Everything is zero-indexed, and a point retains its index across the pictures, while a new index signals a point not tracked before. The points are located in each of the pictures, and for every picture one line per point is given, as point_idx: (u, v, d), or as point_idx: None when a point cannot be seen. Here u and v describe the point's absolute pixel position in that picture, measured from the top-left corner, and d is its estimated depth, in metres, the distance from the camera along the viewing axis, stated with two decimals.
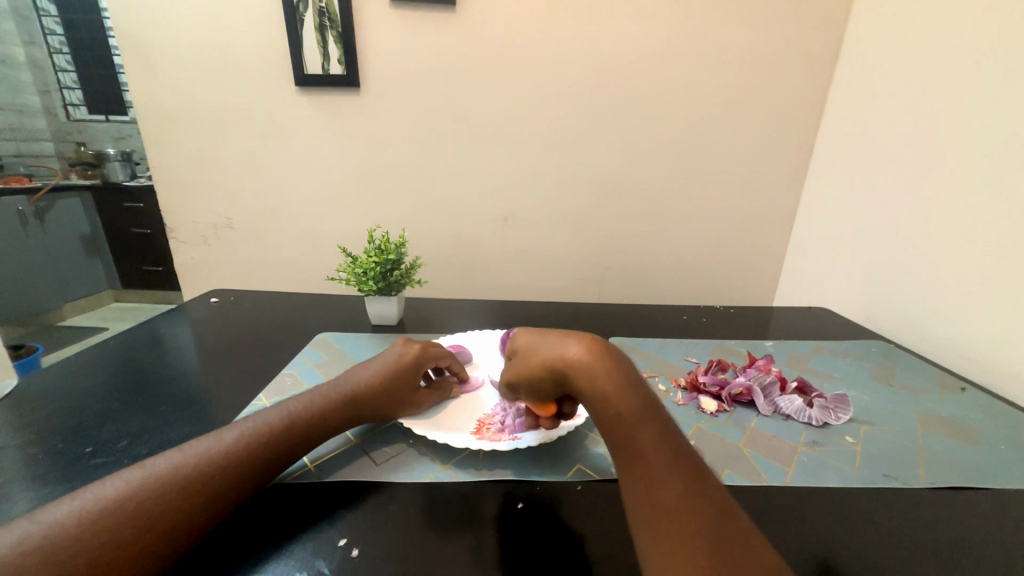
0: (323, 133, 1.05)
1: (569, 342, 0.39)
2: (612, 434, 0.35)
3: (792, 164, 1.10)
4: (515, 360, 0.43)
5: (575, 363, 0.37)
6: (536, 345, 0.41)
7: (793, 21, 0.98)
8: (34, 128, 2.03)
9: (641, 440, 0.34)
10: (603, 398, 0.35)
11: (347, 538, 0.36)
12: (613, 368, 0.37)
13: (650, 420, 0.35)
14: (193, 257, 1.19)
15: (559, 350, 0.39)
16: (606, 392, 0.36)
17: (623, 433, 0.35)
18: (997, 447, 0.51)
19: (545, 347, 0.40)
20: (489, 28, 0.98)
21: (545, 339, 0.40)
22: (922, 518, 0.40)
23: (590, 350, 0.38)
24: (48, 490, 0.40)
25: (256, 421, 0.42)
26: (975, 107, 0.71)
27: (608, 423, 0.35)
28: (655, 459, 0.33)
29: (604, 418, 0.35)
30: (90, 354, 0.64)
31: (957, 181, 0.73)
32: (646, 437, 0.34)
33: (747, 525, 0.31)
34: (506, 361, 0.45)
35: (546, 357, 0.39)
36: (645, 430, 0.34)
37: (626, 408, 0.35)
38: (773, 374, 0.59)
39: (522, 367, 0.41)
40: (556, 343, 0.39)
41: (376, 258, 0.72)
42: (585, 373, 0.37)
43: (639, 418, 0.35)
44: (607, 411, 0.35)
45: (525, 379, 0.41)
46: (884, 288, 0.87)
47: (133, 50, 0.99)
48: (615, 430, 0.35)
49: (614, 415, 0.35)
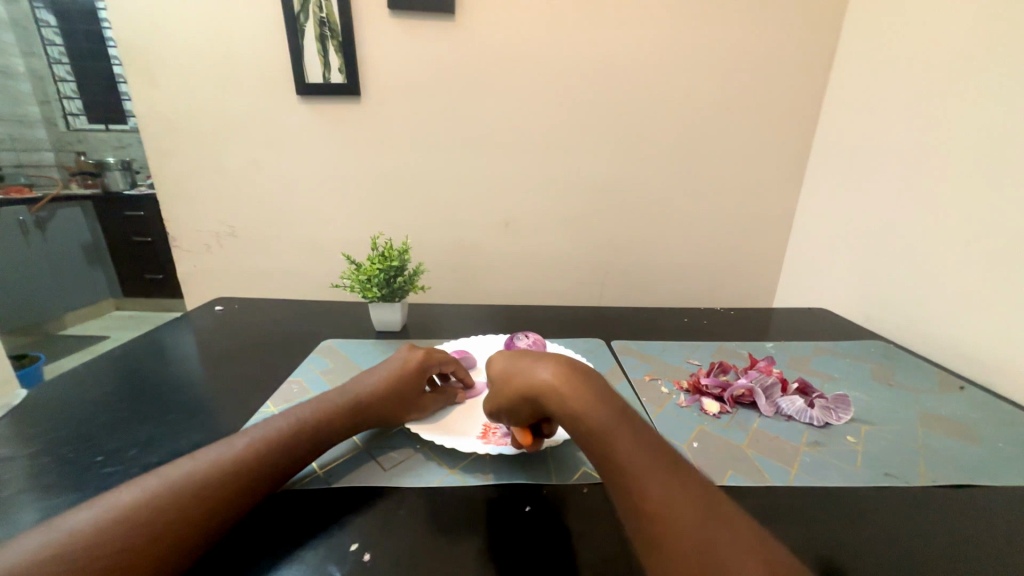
0: (325, 141, 1.06)
1: (540, 367, 0.42)
2: (591, 450, 0.36)
3: (790, 166, 1.11)
4: (496, 387, 0.46)
5: (546, 386, 0.40)
6: (513, 371, 0.44)
7: (787, 26, 0.99)
8: (33, 138, 2.05)
9: (616, 447, 0.35)
10: (576, 415, 0.38)
11: (358, 543, 0.36)
12: (582, 386, 0.39)
13: (626, 429, 0.36)
14: (196, 266, 1.19)
15: (532, 375, 0.42)
16: (578, 409, 0.38)
17: (601, 444, 0.36)
18: (995, 445, 0.52)
19: (520, 374, 0.43)
20: (488, 35, 0.99)
21: (519, 366, 0.44)
22: (924, 516, 0.41)
23: (558, 371, 0.41)
24: (60, 499, 0.41)
25: (266, 427, 0.43)
26: (969, 109, 0.72)
27: (585, 436, 0.37)
28: (632, 463, 0.34)
29: (582, 435, 0.37)
30: (96, 364, 0.65)
31: (953, 183, 0.74)
32: (622, 444, 0.35)
33: (742, 515, 0.31)
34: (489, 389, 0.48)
35: (521, 384, 0.42)
36: (619, 437, 0.36)
37: (600, 421, 0.36)
38: (774, 376, 0.59)
39: (502, 393, 0.44)
40: (529, 369, 0.43)
41: (379, 265, 0.73)
42: (556, 395, 0.39)
43: (612, 427, 0.36)
44: (582, 426, 0.37)
45: (506, 405, 0.44)
46: (883, 289, 0.88)
47: (135, 62, 1.01)
48: (592, 443, 0.36)
49: (590, 430, 0.36)
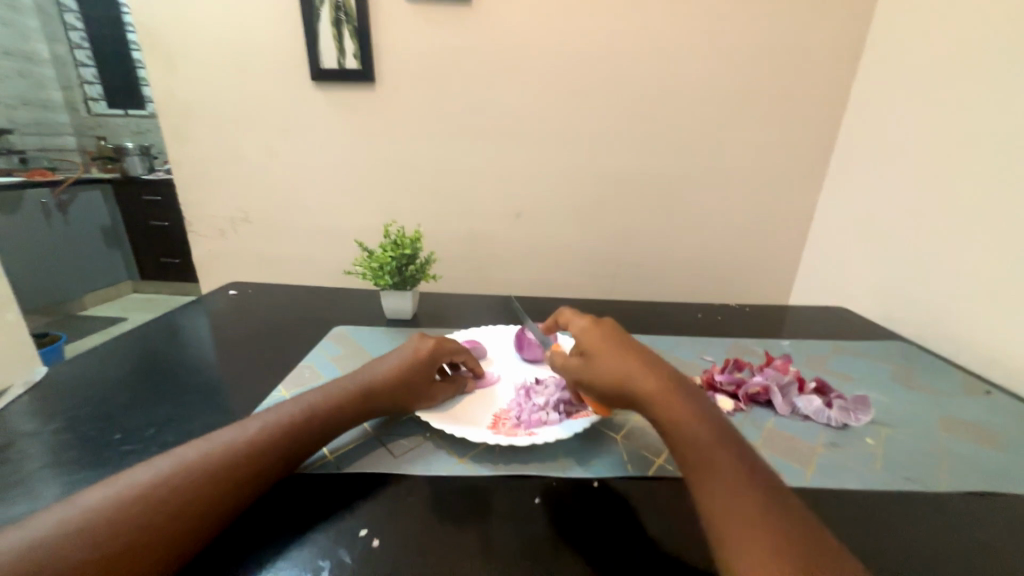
0: (338, 128, 1.06)
1: (643, 367, 0.42)
2: (683, 456, 0.37)
3: (812, 160, 1.07)
4: (587, 366, 0.44)
5: (648, 387, 0.40)
6: (610, 358, 0.43)
7: (815, 13, 0.95)
8: (56, 123, 2.07)
9: (716, 458, 0.35)
10: (677, 421, 0.38)
11: (367, 528, 0.36)
12: (685, 396, 0.40)
13: (723, 446, 0.36)
14: (211, 250, 1.21)
15: (634, 371, 0.41)
16: (681, 417, 0.38)
17: (697, 451, 0.36)
18: (1021, 451, 0.50)
19: (618, 361, 0.43)
20: (503, 20, 0.97)
21: (618, 356, 0.43)
22: (946, 523, 0.39)
23: (662, 377, 0.41)
24: (80, 475, 0.42)
25: (278, 411, 0.43)
26: (1007, 101, 0.69)
27: (682, 442, 0.37)
28: (731, 477, 0.34)
29: (677, 440, 0.37)
30: (114, 344, 0.66)
31: (987, 180, 0.71)
32: (721, 457, 0.35)
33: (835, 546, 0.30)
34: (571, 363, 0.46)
35: (620, 374, 0.42)
36: (719, 450, 0.36)
37: (701, 434, 0.37)
38: (791, 374, 0.58)
39: (597, 378, 0.43)
40: (630, 364, 0.42)
41: (392, 253, 0.73)
42: (657, 398, 0.40)
43: (713, 440, 0.37)
44: (681, 433, 0.37)
45: (597, 387, 0.43)
46: (905, 288, 0.85)
47: (153, 46, 1.01)
48: (689, 449, 0.37)
49: (686, 440, 0.37)
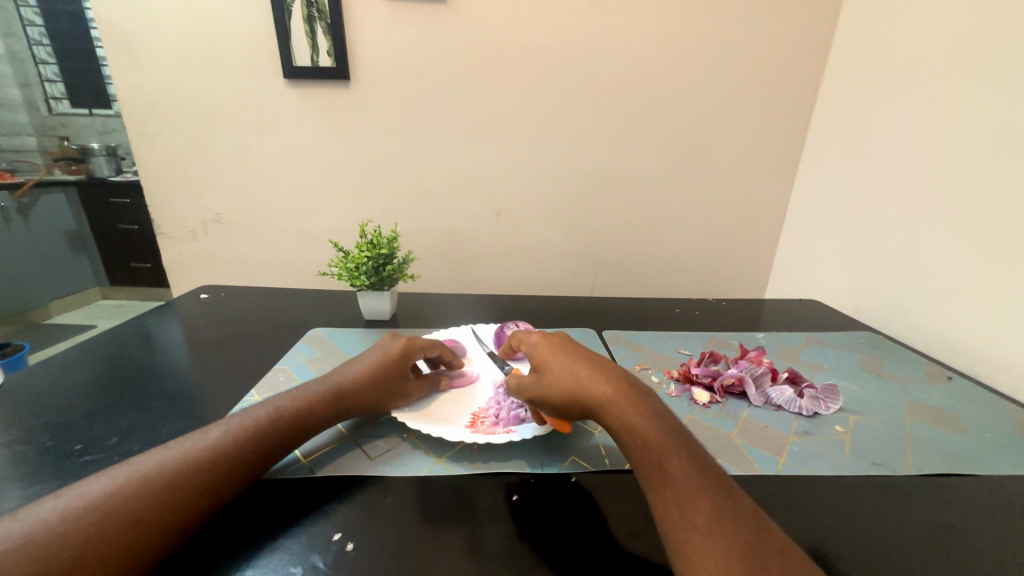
0: (313, 126, 1.04)
1: (596, 376, 0.41)
2: (638, 464, 0.37)
3: (784, 157, 1.10)
4: (540, 382, 0.44)
5: (601, 397, 0.40)
6: (562, 371, 0.43)
7: (785, 13, 0.98)
8: (15, 122, 1.99)
9: (669, 464, 0.35)
10: (632, 429, 0.38)
11: (342, 533, 0.36)
12: (639, 402, 0.39)
13: (679, 449, 0.36)
14: (182, 253, 1.17)
15: (586, 382, 0.41)
16: (633, 424, 0.38)
17: (652, 458, 0.36)
18: (981, 434, 0.52)
19: (569, 373, 0.43)
20: (479, 19, 0.97)
21: (571, 368, 0.43)
22: (911, 505, 0.41)
23: (614, 383, 0.41)
24: (37, 487, 0.40)
25: (245, 415, 0.42)
26: (964, 100, 0.72)
27: (636, 452, 0.37)
28: (684, 482, 0.34)
29: (630, 448, 0.37)
30: (76, 351, 0.63)
31: (946, 175, 0.74)
32: (674, 462, 0.35)
33: (787, 542, 0.32)
34: (525, 378, 0.46)
35: (572, 386, 0.42)
36: (674, 456, 0.36)
37: (655, 440, 0.37)
38: (764, 366, 0.59)
39: (549, 393, 0.43)
40: (582, 374, 0.42)
41: (368, 253, 0.72)
42: (611, 406, 0.39)
43: (668, 446, 0.36)
44: (636, 442, 0.37)
45: (551, 401, 0.43)
46: (873, 280, 0.88)
47: (116, 41, 0.97)
48: (643, 457, 0.36)
49: (643, 445, 0.37)
